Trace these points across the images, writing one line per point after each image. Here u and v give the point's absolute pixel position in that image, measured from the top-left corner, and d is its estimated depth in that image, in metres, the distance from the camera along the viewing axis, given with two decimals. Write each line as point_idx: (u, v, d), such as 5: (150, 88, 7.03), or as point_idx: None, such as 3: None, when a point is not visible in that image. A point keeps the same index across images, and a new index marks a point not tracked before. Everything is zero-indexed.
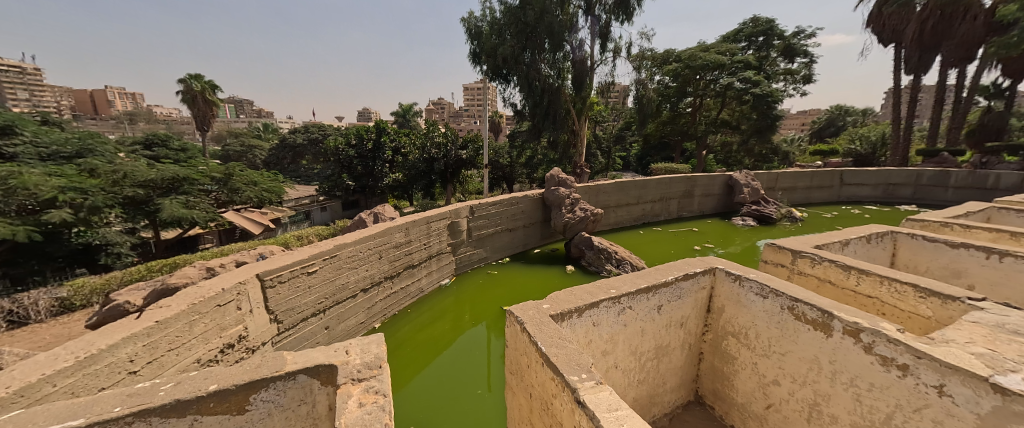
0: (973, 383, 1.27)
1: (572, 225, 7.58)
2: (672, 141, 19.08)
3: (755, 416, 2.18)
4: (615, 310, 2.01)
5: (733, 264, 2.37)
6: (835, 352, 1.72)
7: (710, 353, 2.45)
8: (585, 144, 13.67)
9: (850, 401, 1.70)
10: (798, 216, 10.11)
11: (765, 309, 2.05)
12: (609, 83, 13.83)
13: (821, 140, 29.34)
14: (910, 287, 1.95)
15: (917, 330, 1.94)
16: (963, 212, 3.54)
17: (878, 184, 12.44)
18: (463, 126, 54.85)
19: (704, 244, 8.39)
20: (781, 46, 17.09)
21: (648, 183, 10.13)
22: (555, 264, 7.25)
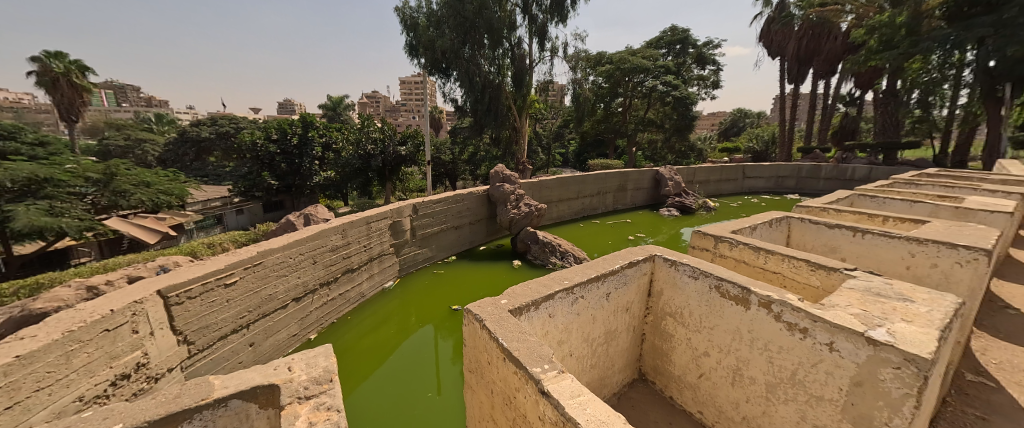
0: (852, 337, 1.56)
1: (517, 221, 7.70)
2: (606, 139, 20.31)
3: (690, 385, 2.43)
4: (569, 299, 2.10)
5: (668, 251, 2.61)
6: (753, 322, 1.99)
7: (651, 333, 2.67)
8: (527, 141, 13.98)
9: (764, 362, 1.97)
10: (711, 205, 11.45)
11: (696, 290, 2.29)
12: (547, 81, 14.29)
13: (727, 139, 33.57)
14: (804, 262, 2.33)
15: (808, 297, 2.34)
16: (834, 199, 4.31)
17: (771, 176, 14.56)
18: (400, 122, 52.55)
19: (637, 233, 9.10)
20: (695, 54, 19.07)
21: (586, 178, 10.67)
22: (502, 260, 7.32)
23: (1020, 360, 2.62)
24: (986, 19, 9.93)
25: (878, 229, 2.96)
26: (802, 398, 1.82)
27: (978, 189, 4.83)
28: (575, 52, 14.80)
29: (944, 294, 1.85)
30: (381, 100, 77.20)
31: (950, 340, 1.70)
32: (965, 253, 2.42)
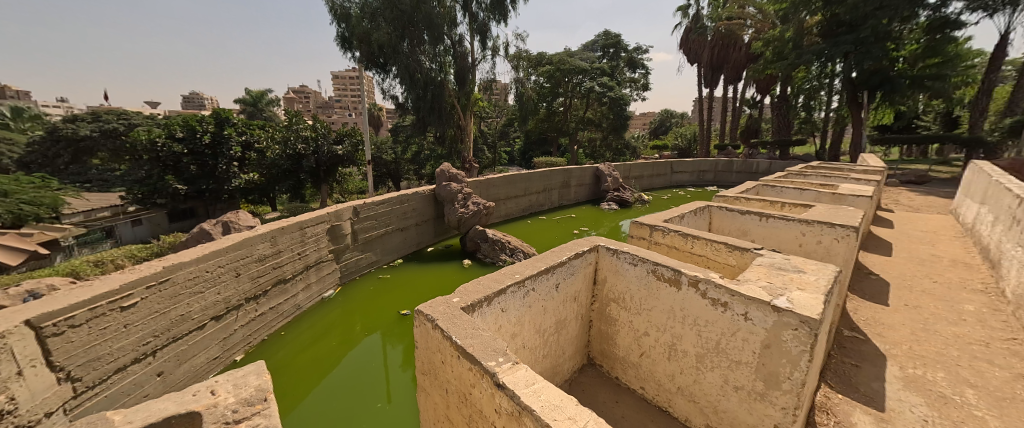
0: (762, 307, 1.80)
1: (466, 220, 7.63)
2: (549, 137, 20.92)
3: (632, 363, 2.61)
4: (520, 293, 2.14)
5: (610, 241, 2.77)
6: (684, 302, 2.18)
7: (597, 319, 2.83)
8: (472, 140, 13.89)
9: (694, 336, 2.18)
10: (645, 199, 12.39)
11: (636, 275, 2.46)
12: (490, 80, 14.35)
13: (657, 138, 36.60)
14: (723, 245, 2.63)
15: (726, 275, 2.64)
16: (745, 189, 4.91)
17: (694, 171, 16.15)
18: (334, 119, 49.10)
19: (581, 227, 9.53)
20: (627, 58, 20.46)
21: (532, 176, 10.90)
22: (452, 260, 7.21)
23: (880, 315, 3.24)
24: (849, 38, 11.98)
25: (778, 214, 3.43)
26: (724, 364, 2.05)
27: (849, 178, 5.85)
28: (517, 52, 15.01)
29: (828, 264, 2.20)
30: (311, 96, 71.30)
31: (832, 302, 2.04)
32: (841, 230, 2.91)
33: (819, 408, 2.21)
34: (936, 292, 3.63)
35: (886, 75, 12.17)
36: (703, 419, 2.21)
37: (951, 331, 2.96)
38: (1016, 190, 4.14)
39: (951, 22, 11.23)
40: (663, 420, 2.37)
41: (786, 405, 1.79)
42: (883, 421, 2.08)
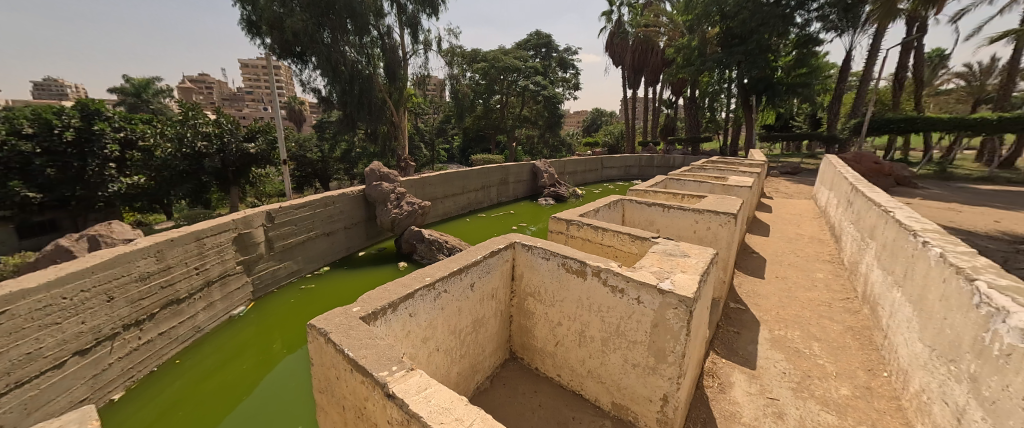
0: (649, 290, 2.00)
1: (400, 221, 7.33)
2: (487, 134, 20.95)
3: (549, 353, 2.70)
4: (430, 295, 2.11)
5: (525, 237, 2.83)
6: (589, 291, 2.31)
7: (517, 314, 2.88)
8: (406, 137, 13.56)
9: (598, 322, 2.31)
10: (579, 193, 13.06)
11: (549, 268, 2.54)
12: (423, 76, 13.89)
13: (590, 135, 38.86)
14: (628, 235, 2.85)
15: (630, 262, 2.89)
16: (654, 182, 5.38)
17: (622, 167, 17.25)
18: (245, 113, 43.66)
19: (519, 223, 9.73)
20: (558, 58, 21.29)
21: (469, 174, 10.84)
22: (385, 263, 6.91)
23: (758, 287, 3.86)
24: (742, 48, 13.78)
25: (677, 205, 3.84)
26: (623, 345, 2.22)
27: (739, 171, 6.77)
28: (450, 48, 14.73)
29: (708, 248, 2.53)
30: (214, 86, 62.49)
31: (710, 280, 2.34)
32: (724, 217, 3.39)
33: (707, 373, 2.61)
34: (798, 264, 4.42)
35: (769, 82, 14.27)
36: (610, 397, 2.37)
37: (806, 296, 3.65)
38: (850, 178, 5.18)
39: (812, 39, 13.52)
40: (577, 403, 2.49)
41: (672, 375, 2.00)
42: (753, 378, 2.55)
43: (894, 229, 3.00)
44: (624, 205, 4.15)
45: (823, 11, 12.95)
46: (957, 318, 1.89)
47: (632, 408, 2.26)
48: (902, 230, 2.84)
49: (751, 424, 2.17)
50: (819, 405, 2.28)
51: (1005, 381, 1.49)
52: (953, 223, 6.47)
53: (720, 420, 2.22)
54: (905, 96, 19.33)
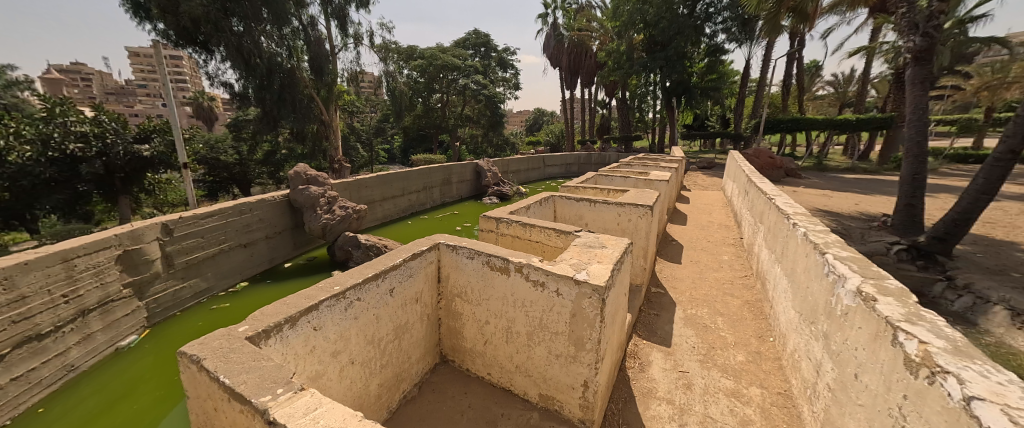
0: (567, 281, 2.03)
1: (331, 227, 6.83)
2: (428, 133, 20.45)
3: (479, 353, 2.59)
4: (339, 305, 1.90)
5: (451, 236, 2.70)
6: (514, 287, 2.26)
7: (445, 315, 2.72)
8: (339, 136, 12.80)
9: (523, 317, 2.27)
10: (523, 191, 13.23)
11: (474, 268, 2.43)
12: (356, 72, 13.09)
13: (533, 134, 39.95)
14: (554, 231, 2.91)
15: (555, 256, 2.95)
16: (585, 178, 5.63)
17: (563, 165, 17.84)
18: (140, 110, 37.65)
19: (463, 223, 9.62)
20: (497, 58, 21.44)
21: (409, 174, 10.46)
22: (315, 273, 6.41)
23: (675, 272, 4.25)
24: (665, 54, 15.05)
25: (602, 199, 4.08)
26: (547, 337, 2.21)
27: (661, 166, 7.39)
28: (384, 43, 14.01)
29: (624, 238, 2.69)
30: (97, 78, 53.04)
31: (625, 269, 2.49)
32: (642, 209, 3.69)
33: (629, 355, 2.82)
34: (709, 248, 4.96)
35: (686, 86, 15.77)
36: (537, 390, 2.34)
37: (715, 277, 4.11)
38: (748, 171, 5.93)
39: (719, 49, 15.21)
40: (506, 399, 2.42)
41: (591, 361, 2.04)
42: (668, 355, 2.81)
43: (777, 214, 3.49)
44: (555, 201, 4.28)
45: (727, 24, 14.64)
46: (816, 286, 2.24)
47: (558, 398, 2.26)
48: (780, 214, 3.32)
49: (665, 396, 2.39)
50: (720, 373, 2.60)
51: (844, 336, 1.82)
52: (826, 206, 7.76)
53: (639, 397, 2.41)
54: (793, 100, 22.64)
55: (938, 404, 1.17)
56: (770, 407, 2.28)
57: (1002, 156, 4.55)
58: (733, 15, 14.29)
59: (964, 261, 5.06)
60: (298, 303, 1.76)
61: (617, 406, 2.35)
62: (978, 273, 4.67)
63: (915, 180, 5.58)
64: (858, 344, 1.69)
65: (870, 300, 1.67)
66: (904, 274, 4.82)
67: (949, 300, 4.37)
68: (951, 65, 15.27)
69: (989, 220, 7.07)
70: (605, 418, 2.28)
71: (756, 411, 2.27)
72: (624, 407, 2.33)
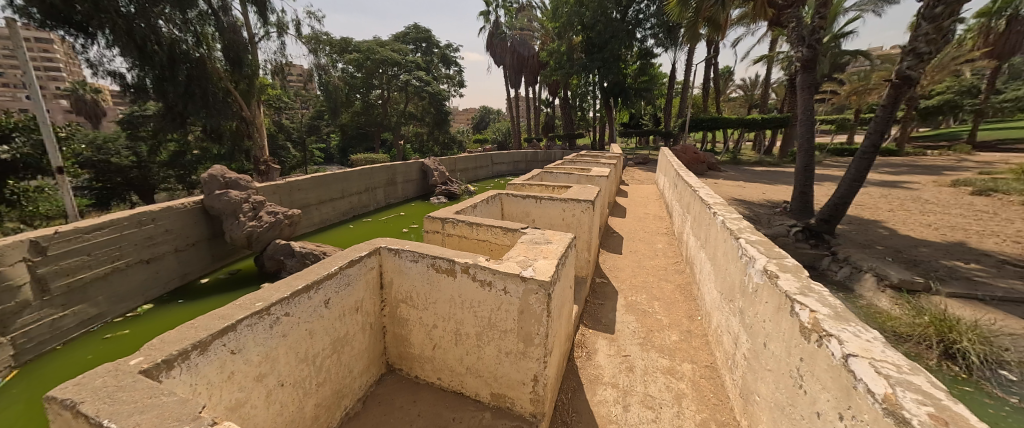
0: (514, 279, 2.05)
1: (258, 235, 6.19)
2: (368, 132, 19.40)
3: (427, 358, 2.52)
4: (264, 322, 1.72)
5: (393, 240, 2.58)
6: (461, 289, 2.22)
7: (390, 323, 2.60)
8: (263, 134, 11.69)
9: (472, 318, 2.25)
10: (472, 190, 13.07)
11: (419, 271, 2.35)
12: (282, 64, 11.95)
13: (479, 132, 39.90)
14: (500, 229, 2.92)
15: (503, 254, 2.97)
16: (532, 176, 5.73)
17: (510, 162, 17.98)
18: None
19: (410, 225, 9.28)
20: (439, 54, 20.97)
21: (348, 175, 9.83)
22: (241, 287, 5.78)
23: (617, 262, 4.52)
24: (602, 56, 15.86)
25: (547, 196, 4.19)
26: (496, 336, 2.21)
27: (602, 163, 7.78)
28: (314, 34, 12.92)
29: (567, 233, 2.79)
30: None
31: (570, 262, 2.58)
32: (585, 204, 3.86)
33: (577, 345, 2.93)
34: (646, 238, 5.35)
35: (622, 87, 16.71)
36: (488, 390, 2.34)
37: (651, 264, 4.44)
38: (677, 166, 6.47)
39: (649, 53, 16.38)
40: (457, 403, 2.38)
41: (539, 356, 2.09)
42: (612, 341, 2.98)
43: (700, 205, 3.85)
44: (502, 199, 4.29)
45: (655, 30, 15.79)
46: (733, 268, 2.52)
47: (509, 395, 2.28)
48: (704, 204, 3.67)
49: (610, 381, 2.53)
50: (657, 353, 2.81)
51: (755, 311, 2.06)
52: (740, 196, 8.78)
53: (586, 384, 2.52)
54: (712, 102, 25.20)
55: (825, 363, 1.36)
56: (700, 380, 2.52)
57: (869, 150, 5.47)
58: (660, 22, 15.43)
59: (843, 238, 6.05)
60: (211, 323, 1.56)
61: (566, 395, 2.43)
62: (854, 248, 5.60)
63: (807, 171, 6.52)
64: (766, 317, 1.93)
65: (773, 276, 1.91)
66: (801, 252, 5.64)
67: (834, 272, 5.22)
68: (831, 74, 18.08)
69: (861, 203, 8.52)
70: (556, 409, 2.34)
71: (689, 384, 2.49)
72: (573, 396, 2.42)
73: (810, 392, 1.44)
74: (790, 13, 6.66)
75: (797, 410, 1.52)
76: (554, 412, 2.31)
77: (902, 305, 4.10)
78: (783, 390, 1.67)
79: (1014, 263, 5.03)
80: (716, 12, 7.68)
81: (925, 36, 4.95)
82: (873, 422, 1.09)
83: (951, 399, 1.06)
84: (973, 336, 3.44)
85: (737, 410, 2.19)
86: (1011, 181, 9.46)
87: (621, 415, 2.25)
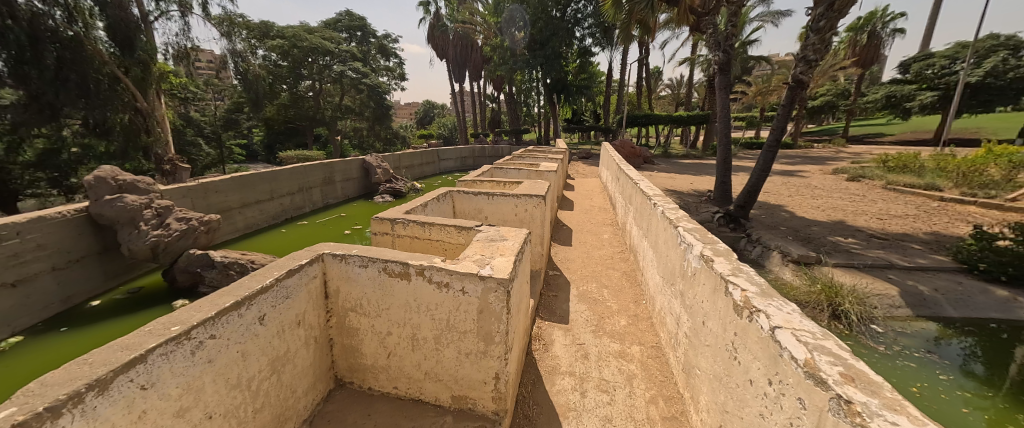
0: (472, 279, 2.01)
1: (167, 245, 5.39)
2: (299, 126, 17.82)
3: (381, 367, 2.39)
4: (185, 348, 1.49)
5: (338, 245, 2.40)
6: (416, 292, 2.14)
7: (338, 334, 2.43)
8: (167, 127, 10.23)
9: (429, 321, 2.18)
10: (418, 187, 12.60)
11: (369, 277, 2.22)
12: (188, 48, 10.46)
13: (424, 127, 38.82)
14: (454, 228, 2.85)
15: (458, 254, 2.91)
16: (481, 172, 5.68)
17: (457, 158, 17.66)
18: None
19: (353, 226, 8.72)
20: (377, 44, 19.85)
21: (277, 174, 8.95)
22: (147, 307, 5.02)
23: (568, 254, 4.68)
24: (544, 53, 16.19)
25: (499, 192, 4.19)
26: (455, 337, 2.17)
27: (549, 158, 7.98)
28: (226, 14, 11.41)
29: (523, 229, 2.81)
30: None
31: (526, 258, 2.61)
32: (537, 199, 3.94)
33: (534, 338, 2.98)
34: (592, 229, 5.60)
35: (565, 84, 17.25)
36: (449, 393, 2.29)
37: (599, 254, 4.67)
38: (618, 160, 6.85)
39: (588, 52, 17.07)
40: (416, 410, 2.30)
41: (500, 354, 2.09)
42: (567, 331, 3.09)
43: (641, 196, 4.11)
44: (453, 197, 4.21)
45: (592, 29, 16.47)
46: (673, 254, 2.73)
47: (470, 396, 2.25)
48: (644, 196, 3.93)
49: (568, 370, 2.62)
50: (609, 338, 2.97)
51: (694, 293, 2.26)
52: (672, 186, 9.57)
53: (545, 375, 2.58)
54: (645, 99, 27.04)
55: (756, 336, 1.53)
56: (648, 360, 2.72)
57: (774, 143, 6.26)
58: (597, 22, 16.14)
59: (756, 222, 6.89)
60: (114, 355, 1.32)
61: (527, 389, 2.47)
62: (765, 230, 6.39)
63: (726, 163, 7.28)
64: (703, 298, 2.12)
65: (709, 261, 2.10)
66: (724, 235, 6.32)
67: (750, 252, 5.91)
68: (742, 76, 20.37)
69: (769, 190, 9.76)
70: (518, 403, 2.36)
71: (638, 365, 2.67)
72: (533, 389, 2.46)
73: (744, 363, 1.61)
74: (707, 20, 7.34)
75: (733, 380, 1.69)
76: (516, 407, 2.33)
77: (802, 276, 4.79)
78: (720, 363, 1.85)
79: (879, 236, 6.12)
80: (646, 16, 8.19)
81: (813, 45, 5.76)
82: (796, 384, 1.25)
83: (854, 357, 1.24)
84: (853, 299, 4.13)
85: (680, 384, 2.40)
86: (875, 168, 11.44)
87: (579, 401, 2.34)
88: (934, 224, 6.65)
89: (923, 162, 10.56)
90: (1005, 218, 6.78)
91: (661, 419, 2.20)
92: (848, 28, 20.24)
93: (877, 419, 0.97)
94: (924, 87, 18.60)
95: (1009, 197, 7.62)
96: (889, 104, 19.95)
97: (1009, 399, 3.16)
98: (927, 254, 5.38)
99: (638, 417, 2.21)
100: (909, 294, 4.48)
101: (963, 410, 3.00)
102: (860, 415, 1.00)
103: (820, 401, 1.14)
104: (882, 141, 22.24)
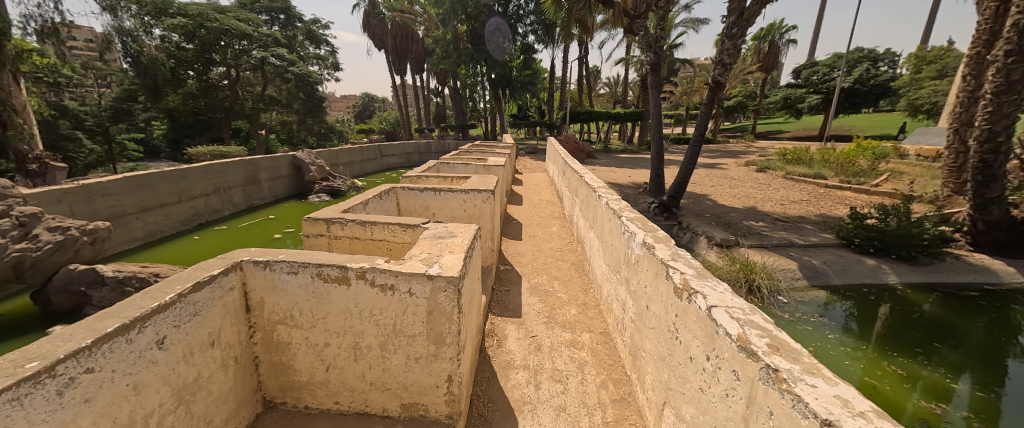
0: (419, 279, 1.92)
1: (40, 260, 4.49)
2: (213, 119, 15.82)
3: (320, 383, 2.21)
4: (48, 389, 1.21)
5: (260, 251, 2.15)
6: (357, 297, 1.99)
7: (265, 350, 2.19)
8: (33, 118, 8.46)
9: (373, 328, 2.04)
10: (360, 185, 11.81)
11: (299, 285, 2.02)
12: (58, 23, 8.68)
13: (362, 121, 36.86)
14: (397, 226, 2.71)
15: (404, 253, 2.77)
16: (427, 166, 5.46)
17: (402, 154, 16.88)
18: None
19: (284, 229, 7.94)
20: (304, 29, 18.18)
21: (185, 173, 7.84)
22: (8, 338, 4.11)
23: (518, 248, 4.72)
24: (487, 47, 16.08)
25: (445, 187, 4.07)
26: (402, 342, 2.06)
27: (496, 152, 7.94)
28: None
29: (471, 225, 2.75)
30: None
31: (476, 254, 2.56)
32: (485, 194, 3.91)
33: (487, 335, 2.96)
34: (540, 222, 5.71)
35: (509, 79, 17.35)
36: (397, 402, 2.18)
37: (548, 247, 4.77)
38: (563, 154, 7.04)
39: (530, 48, 17.33)
40: (361, 423, 2.16)
41: (452, 355, 2.04)
42: (520, 325, 3.11)
43: (587, 189, 4.25)
44: (397, 193, 3.99)
45: (534, 26, 16.76)
46: (617, 243, 2.87)
47: (421, 402, 2.17)
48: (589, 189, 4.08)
49: (522, 364, 2.65)
50: (560, 329, 3.05)
51: (638, 280, 2.39)
52: (612, 179, 10.13)
53: (500, 371, 2.58)
54: (585, 97, 28.25)
55: (693, 316, 1.66)
56: (597, 346, 2.85)
57: (698, 139, 6.88)
58: (538, 20, 16.45)
59: (684, 210, 7.53)
60: None
61: (481, 387, 2.44)
62: (692, 217, 7.03)
63: (660, 157, 7.84)
64: (646, 282, 2.26)
65: (650, 247, 2.24)
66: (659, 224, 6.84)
67: (682, 237, 6.47)
68: (669, 77, 22.15)
69: (696, 181, 10.77)
70: (472, 403, 2.32)
71: (588, 352, 2.78)
72: (488, 387, 2.44)
73: (685, 341, 1.74)
74: (639, 23, 7.77)
75: (676, 358, 1.82)
76: (471, 407, 2.29)
77: (722, 257, 5.37)
78: (662, 344, 1.99)
79: (783, 219, 7.06)
80: (584, 15, 8.45)
81: (728, 50, 6.38)
82: (730, 358, 1.37)
83: (776, 328, 1.40)
84: (763, 275, 4.72)
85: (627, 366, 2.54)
86: (779, 160, 13.15)
87: (534, 394, 2.37)
88: (823, 207, 7.82)
89: (812, 156, 12.35)
90: (872, 201, 8.19)
91: (611, 402, 2.30)
92: (754, 37, 23.07)
93: (799, 383, 1.09)
94: (811, 91, 21.74)
95: (873, 184, 9.22)
96: (786, 105, 23.01)
97: (877, 349, 3.84)
98: (818, 233, 6.31)
99: (590, 403, 2.29)
100: (805, 267, 5.24)
101: (845, 362, 3.60)
102: (785, 381, 1.12)
103: (752, 372, 1.26)
104: (782, 137, 25.64)
